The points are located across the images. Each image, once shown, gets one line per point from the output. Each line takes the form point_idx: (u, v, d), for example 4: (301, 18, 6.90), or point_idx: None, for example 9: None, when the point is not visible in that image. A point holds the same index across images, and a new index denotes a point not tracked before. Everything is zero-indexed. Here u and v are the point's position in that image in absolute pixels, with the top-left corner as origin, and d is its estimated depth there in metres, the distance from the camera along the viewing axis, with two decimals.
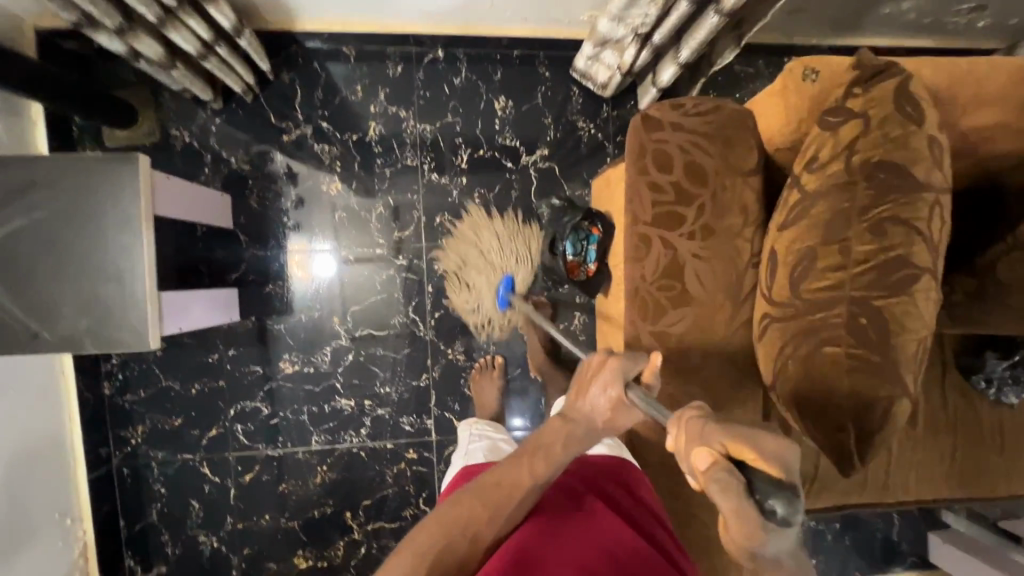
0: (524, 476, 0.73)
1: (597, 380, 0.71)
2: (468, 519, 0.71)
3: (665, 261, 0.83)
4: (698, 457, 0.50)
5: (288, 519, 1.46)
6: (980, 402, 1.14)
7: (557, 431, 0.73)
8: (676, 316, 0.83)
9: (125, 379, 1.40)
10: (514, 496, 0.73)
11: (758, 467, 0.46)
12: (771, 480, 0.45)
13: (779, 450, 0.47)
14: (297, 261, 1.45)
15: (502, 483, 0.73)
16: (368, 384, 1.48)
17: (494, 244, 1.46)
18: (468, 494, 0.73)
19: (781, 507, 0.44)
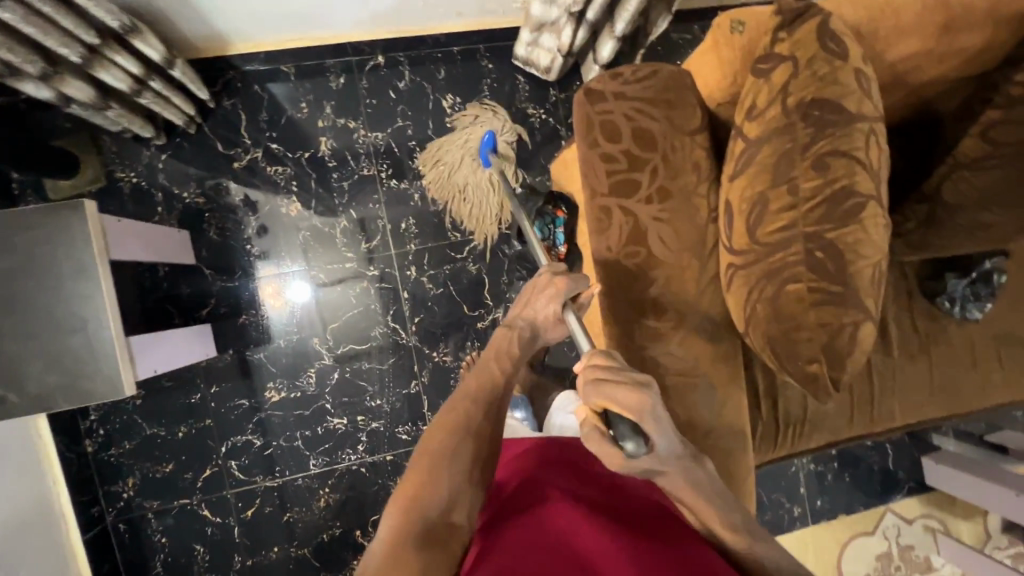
0: (499, 376, 0.82)
1: (543, 296, 0.84)
2: (468, 423, 0.75)
3: (628, 229, 0.83)
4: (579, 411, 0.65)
5: (298, 547, 1.44)
6: (948, 323, 1.18)
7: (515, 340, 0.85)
8: (647, 280, 0.84)
9: (108, 434, 1.36)
10: (498, 391, 0.81)
11: (617, 418, 0.60)
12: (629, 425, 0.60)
13: (632, 405, 0.59)
14: (271, 294, 1.43)
15: (485, 386, 0.80)
16: (359, 399, 1.46)
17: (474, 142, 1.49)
18: (462, 398, 0.78)
19: (630, 445, 0.60)
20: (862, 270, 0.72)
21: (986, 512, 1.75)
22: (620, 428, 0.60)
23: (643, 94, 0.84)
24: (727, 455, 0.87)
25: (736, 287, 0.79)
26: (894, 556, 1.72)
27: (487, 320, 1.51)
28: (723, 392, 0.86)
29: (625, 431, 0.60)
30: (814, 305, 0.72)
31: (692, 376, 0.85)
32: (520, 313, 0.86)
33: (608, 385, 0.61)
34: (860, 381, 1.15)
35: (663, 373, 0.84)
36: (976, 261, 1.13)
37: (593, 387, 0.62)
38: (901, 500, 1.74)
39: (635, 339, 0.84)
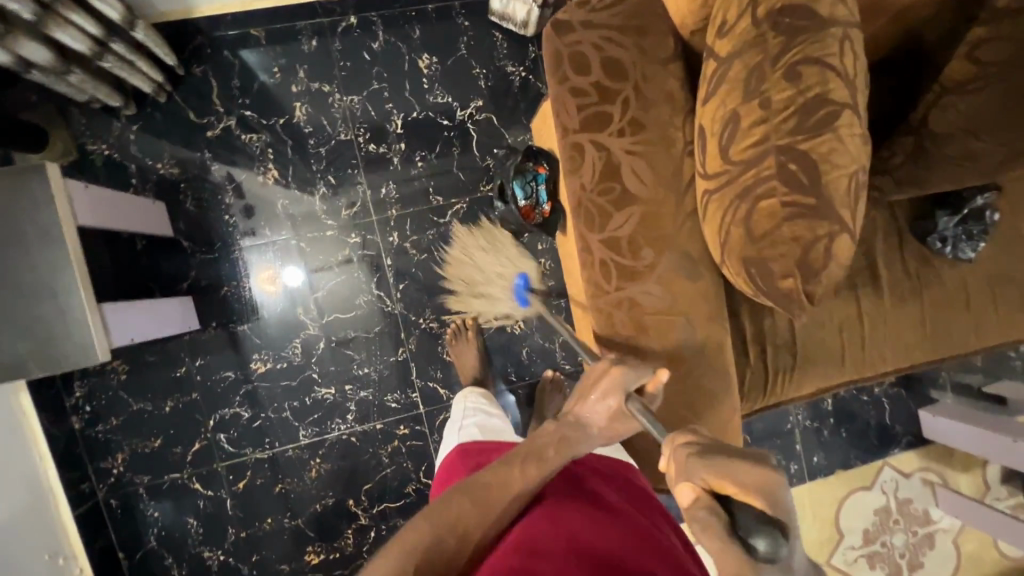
0: (514, 477, 0.72)
1: (598, 389, 0.79)
2: (454, 515, 0.69)
3: (601, 164, 0.81)
4: (684, 493, 0.58)
5: (291, 518, 1.44)
6: (939, 263, 1.15)
7: (553, 432, 0.76)
8: (621, 217, 0.81)
9: (94, 410, 1.36)
10: (505, 491, 0.71)
11: (741, 503, 0.55)
12: (756, 514, 0.54)
13: (757, 486, 0.55)
14: (266, 281, 1.42)
15: (490, 480, 0.72)
16: (346, 369, 1.45)
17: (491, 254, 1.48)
18: (457, 493, 0.71)
19: (762, 541, 0.52)
20: (840, 187, 0.68)
21: (984, 463, 1.74)
22: (744, 514, 0.54)
23: (612, 22, 0.80)
24: (709, 395, 0.86)
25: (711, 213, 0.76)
26: (891, 510, 1.72)
27: (474, 286, 1.49)
28: (704, 330, 0.85)
29: (753, 525, 0.53)
30: (787, 219, 0.69)
31: (671, 314, 0.83)
32: (574, 409, 0.80)
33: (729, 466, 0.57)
34: (850, 324, 1.13)
35: (641, 313, 0.83)
36: (969, 197, 1.10)
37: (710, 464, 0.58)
38: (898, 454, 1.73)
39: (611, 278, 0.83)
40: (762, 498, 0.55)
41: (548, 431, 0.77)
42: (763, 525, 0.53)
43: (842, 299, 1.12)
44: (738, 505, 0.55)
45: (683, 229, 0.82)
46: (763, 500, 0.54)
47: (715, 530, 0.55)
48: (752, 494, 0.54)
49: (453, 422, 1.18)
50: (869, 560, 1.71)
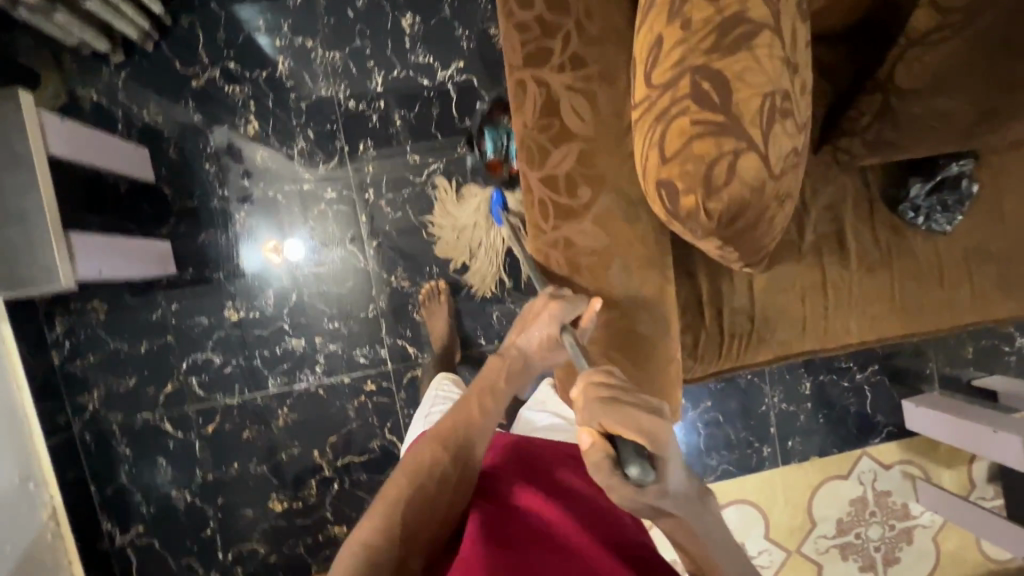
0: (476, 416, 0.80)
1: (539, 321, 0.80)
2: (428, 466, 0.75)
3: (541, 100, 0.80)
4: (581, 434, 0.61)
5: (257, 464, 1.47)
6: (912, 234, 1.12)
7: (499, 369, 0.82)
8: (559, 154, 0.81)
9: (74, 346, 1.41)
10: (469, 435, 0.79)
11: (628, 440, 0.57)
12: (635, 447, 0.57)
13: (644, 427, 0.57)
14: (271, 251, 1.45)
15: (458, 425, 0.79)
16: (316, 321, 1.48)
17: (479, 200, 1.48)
18: (431, 440, 0.78)
19: (635, 470, 0.56)
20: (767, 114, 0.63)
21: (969, 460, 1.68)
22: (626, 449, 0.57)
23: None
24: (643, 340, 0.86)
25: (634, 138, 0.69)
26: (868, 501, 1.67)
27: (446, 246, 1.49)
28: (641, 274, 0.84)
29: (631, 456, 0.56)
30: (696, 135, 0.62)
31: (606, 255, 0.82)
32: (514, 342, 0.82)
33: (625, 406, 0.59)
34: (812, 291, 1.10)
35: (575, 252, 0.82)
36: (944, 166, 1.06)
37: (607, 405, 0.60)
38: (878, 445, 1.68)
39: (548, 216, 0.83)
40: (648, 436, 0.57)
41: (494, 364, 0.83)
42: (640, 457, 0.56)
43: (805, 264, 1.09)
44: (623, 439, 0.58)
45: (622, 169, 0.81)
46: (648, 436, 0.57)
47: (601, 464, 0.58)
48: (637, 433, 0.57)
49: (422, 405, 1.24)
50: (842, 550, 1.67)
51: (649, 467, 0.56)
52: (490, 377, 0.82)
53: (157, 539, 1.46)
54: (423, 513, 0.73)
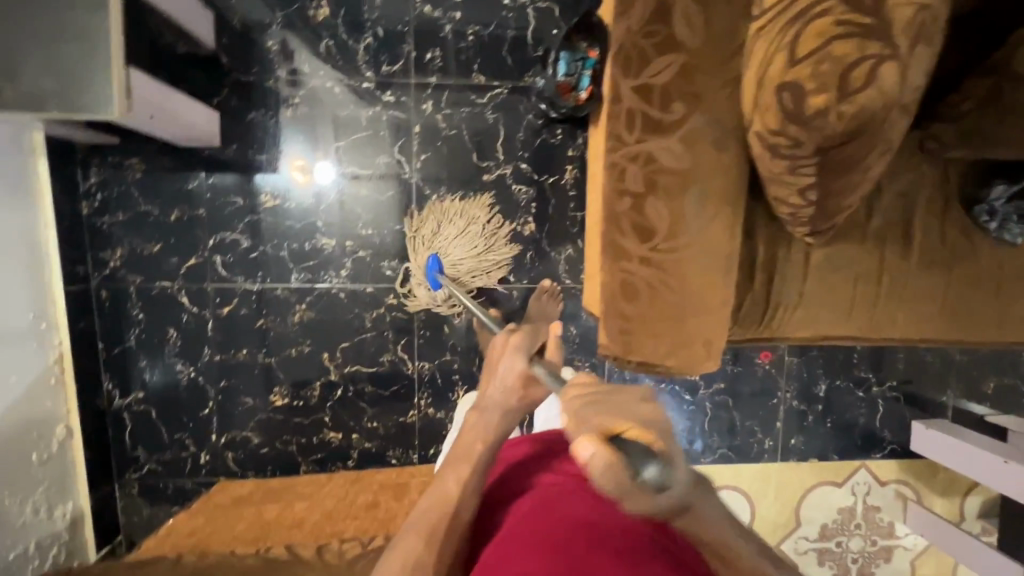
0: (451, 485, 0.70)
1: (503, 357, 0.75)
2: (409, 562, 0.64)
3: (653, 3, 0.76)
4: (580, 444, 0.44)
5: (266, 355, 1.47)
6: (979, 239, 1.08)
7: (474, 427, 0.74)
8: (661, 64, 0.77)
9: (104, 200, 1.39)
10: (447, 508, 0.68)
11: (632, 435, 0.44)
12: (647, 445, 0.44)
13: (646, 420, 0.45)
14: (298, 170, 1.42)
15: (433, 506, 0.68)
16: (351, 224, 1.45)
17: (454, 226, 1.44)
18: (410, 533, 0.67)
19: (655, 471, 0.43)
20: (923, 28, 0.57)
21: (964, 492, 1.67)
22: (636, 450, 0.44)
23: None
24: (707, 276, 0.82)
25: (758, 47, 0.66)
26: (856, 513, 1.67)
27: (494, 175, 1.47)
28: (717, 208, 0.80)
29: (647, 457, 0.43)
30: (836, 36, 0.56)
31: (687, 178, 0.79)
32: (484, 393, 0.75)
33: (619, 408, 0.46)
34: (867, 276, 1.07)
35: (655, 169, 0.79)
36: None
37: (597, 403, 0.47)
38: (878, 460, 1.67)
39: (634, 129, 0.80)
40: (658, 430, 0.45)
41: (470, 422, 0.75)
42: (657, 456, 0.43)
43: (866, 249, 1.06)
44: (631, 446, 0.44)
45: (721, 91, 0.77)
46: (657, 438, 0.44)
47: (619, 480, 0.42)
48: (647, 427, 0.44)
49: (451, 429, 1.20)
50: (819, 555, 1.67)
51: (669, 470, 0.43)
52: (466, 439, 0.73)
53: (155, 408, 1.46)
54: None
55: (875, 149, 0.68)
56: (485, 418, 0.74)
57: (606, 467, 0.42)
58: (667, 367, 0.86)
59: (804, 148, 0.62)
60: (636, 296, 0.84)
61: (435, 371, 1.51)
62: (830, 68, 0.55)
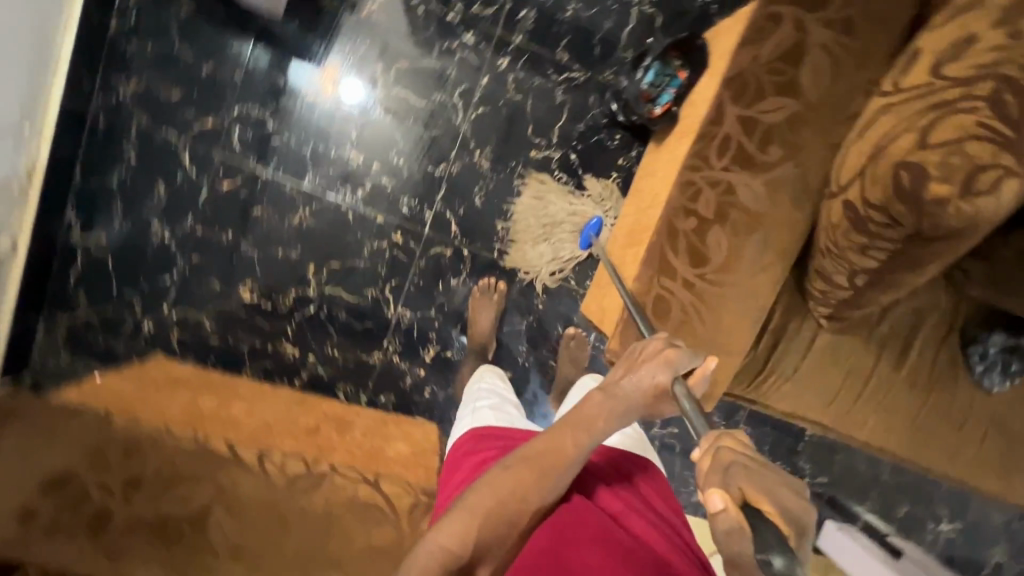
0: (567, 446, 0.74)
1: (646, 362, 0.76)
2: (519, 486, 0.71)
3: (789, 44, 0.75)
4: (715, 498, 0.58)
5: (250, 246, 1.38)
6: (962, 376, 1.15)
7: (600, 406, 0.76)
8: (774, 103, 0.77)
9: (136, 24, 1.28)
10: (562, 463, 0.73)
11: (769, 519, 0.55)
12: (777, 534, 0.54)
13: (778, 502, 0.56)
14: (324, 83, 1.34)
15: (548, 449, 0.73)
16: (385, 149, 1.39)
17: (558, 201, 1.43)
18: (519, 459, 0.73)
19: (780, 560, 0.52)
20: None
21: None
22: (767, 530, 0.54)
23: None
24: (736, 318, 0.83)
25: (875, 128, 0.70)
26: None
27: (542, 154, 1.44)
28: (770, 260, 0.81)
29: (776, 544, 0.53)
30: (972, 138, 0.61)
31: (757, 221, 0.79)
32: (620, 381, 0.77)
33: (752, 478, 0.58)
34: (859, 373, 1.11)
35: (729, 201, 0.79)
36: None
37: (747, 471, 0.58)
38: None
39: (724, 156, 0.80)
40: (788, 521, 0.56)
41: (593, 400, 0.77)
42: (783, 546, 0.53)
43: (866, 349, 1.10)
44: (764, 518, 0.56)
45: (818, 152, 0.78)
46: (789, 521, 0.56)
47: (736, 536, 0.56)
48: (781, 517, 0.55)
49: (467, 402, 1.20)
50: None
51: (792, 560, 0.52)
52: (590, 411, 0.76)
53: (112, 258, 1.34)
54: (503, 530, 0.70)
55: (936, 256, 0.70)
56: (612, 405, 0.76)
57: (730, 526, 0.57)
58: None
59: (898, 229, 0.67)
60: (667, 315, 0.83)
61: (414, 322, 1.46)
62: (960, 162, 0.60)
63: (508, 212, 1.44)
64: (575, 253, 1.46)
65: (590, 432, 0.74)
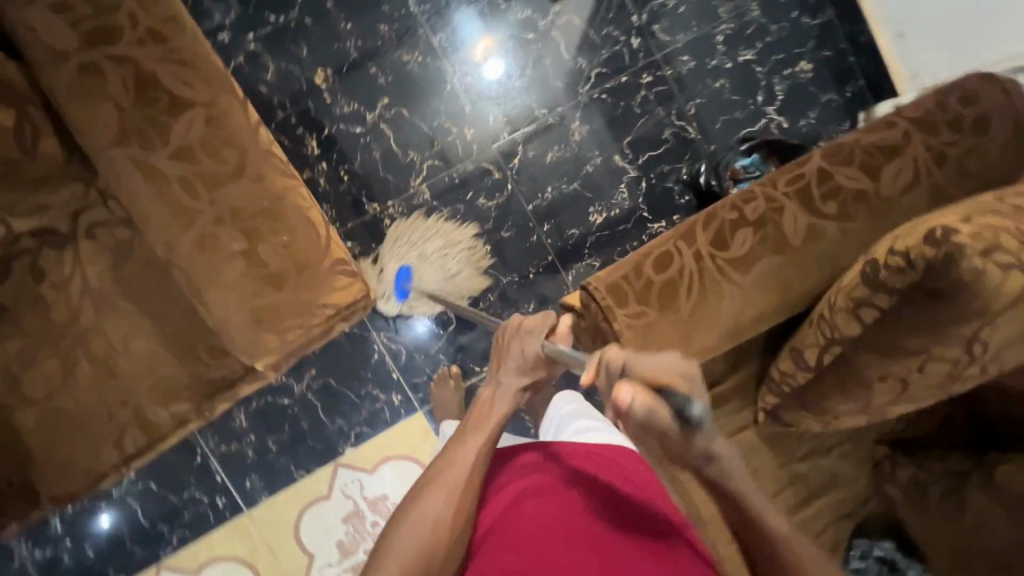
0: (470, 454, 0.83)
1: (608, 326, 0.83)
2: (437, 521, 0.77)
3: (887, 142, 0.86)
4: (623, 389, 0.55)
5: (355, 47, 1.44)
6: (837, 564, 1.12)
7: (487, 407, 0.88)
8: (854, 173, 0.85)
9: None
10: (466, 475, 0.81)
11: (675, 386, 0.55)
12: (686, 389, 0.55)
13: (681, 371, 0.56)
14: (481, 50, 1.48)
15: (450, 467, 0.82)
16: (512, 64, 1.49)
17: (428, 237, 1.46)
18: (431, 487, 0.80)
19: (699, 408, 0.53)
20: None
21: None
22: (677, 395, 0.54)
23: (1015, 111, 0.85)
24: (714, 313, 0.84)
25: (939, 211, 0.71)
26: None
27: (621, 164, 1.52)
28: (771, 288, 0.85)
29: (685, 400, 0.54)
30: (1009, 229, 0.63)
31: (782, 247, 0.84)
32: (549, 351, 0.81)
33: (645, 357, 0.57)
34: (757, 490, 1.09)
35: (773, 217, 0.84)
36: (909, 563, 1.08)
37: (635, 359, 0.58)
38: None
39: (791, 184, 0.86)
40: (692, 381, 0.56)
41: (485, 399, 0.89)
42: (691, 397, 0.54)
43: (775, 473, 1.10)
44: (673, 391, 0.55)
45: (861, 232, 0.84)
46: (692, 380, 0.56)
47: (653, 418, 0.54)
48: (680, 377, 0.56)
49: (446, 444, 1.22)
50: None
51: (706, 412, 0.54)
52: (480, 412, 0.87)
53: None
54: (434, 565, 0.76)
55: (910, 343, 0.72)
56: (501, 396, 0.88)
57: (647, 404, 0.54)
58: (618, 332, 0.83)
59: (904, 275, 0.67)
60: (664, 268, 0.84)
61: (424, 206, 1.48)
62: (993, 236, 0.62)
63: (562, 183, 1.51)
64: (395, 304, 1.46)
65: (484, 432, 0.85)
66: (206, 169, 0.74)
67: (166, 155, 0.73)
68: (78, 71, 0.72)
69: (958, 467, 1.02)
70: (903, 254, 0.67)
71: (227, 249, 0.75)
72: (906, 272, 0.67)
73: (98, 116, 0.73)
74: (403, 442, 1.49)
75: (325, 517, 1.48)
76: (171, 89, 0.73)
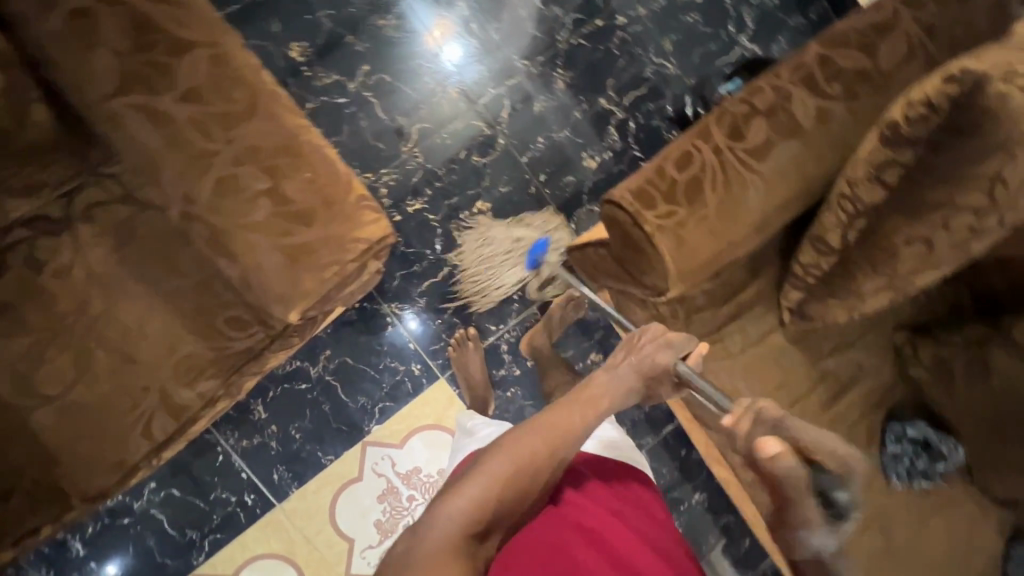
0: (578, 419, 0.75)
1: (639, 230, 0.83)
2: (533, 459, 0.70)
3: (879, 22, 0.88)
4: (772, 445, 0.64)
5: (327, 15, 1.41)
6: (874, 450, 1.16)
7: (602, 389, 0.80)
8: (853, 54, 0.87)
9: None
10: (573, 433, 0.73)
11: (825, 466, 0.68)
12: (836, 476, 0.68)
13: (838, 455, 0.68)
14: (444, 30, 1.46)
15: (559, 424, 0.73)
16: (488, 19, 1.48)
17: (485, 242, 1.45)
18: (529, 429, 0.72)
19: (845, 497, 0.68)
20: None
21: None
22: (831, 478, 0.68)
23: None
24: (739, 204, 0.86)
25: None
26: None
27: (607, 107, 1.54)
28: (788, 176, 0.87)
29: (832, 480, 0.68)
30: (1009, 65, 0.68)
31: (794, 133, 0.86)
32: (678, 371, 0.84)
33: (807, 433, 0.70)
34: (792, 390, 1.12)
35: (783, 104, 0.86)
36: (941, 438, 1.12)
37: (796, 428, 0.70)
38: None
39: (795, 74, 0.88)
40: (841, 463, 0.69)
41: (598, 382, 0.81)
42: (847, 488, 0.68)
43: (806, 372, 1.12)
44: (823, 469, 0.68)
45: (867, 110, 0.87)
46: (845, 469, 0.68)
47: (794, 473, 0.63)
48: (834, 457, 0.68)
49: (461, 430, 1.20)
50: None
51: (849, 491, 0.68)
52: (594, 391, 0.79)
53: None
54: (514, 502, 0.69)
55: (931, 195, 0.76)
56: (612, 382, 0.81)
57: (791, 466, 0.63)
58: (649, 235, 0.84)
59: (922, 124, 0.71)
60: (687, 166, 0.85)
61: (419, 170, 1.46)
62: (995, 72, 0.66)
63: (553, 133, 1.51)
64: (518, 278, 1.45)
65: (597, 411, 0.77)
66: (217, 110, 0.72)
67: (173, 98, 0.71)
68: (67, 18, 0.69)
69: (978, 334, 1.06)
70: (921, 105, 0.71)
71: (249, 189, 0.73)
72: (925, 121, 0.70)
73: (94, 65, 0.70)
74: (429, 411, 1.47)
75: (359, 499, 1.44)
76: (168, 29, 0.70)
